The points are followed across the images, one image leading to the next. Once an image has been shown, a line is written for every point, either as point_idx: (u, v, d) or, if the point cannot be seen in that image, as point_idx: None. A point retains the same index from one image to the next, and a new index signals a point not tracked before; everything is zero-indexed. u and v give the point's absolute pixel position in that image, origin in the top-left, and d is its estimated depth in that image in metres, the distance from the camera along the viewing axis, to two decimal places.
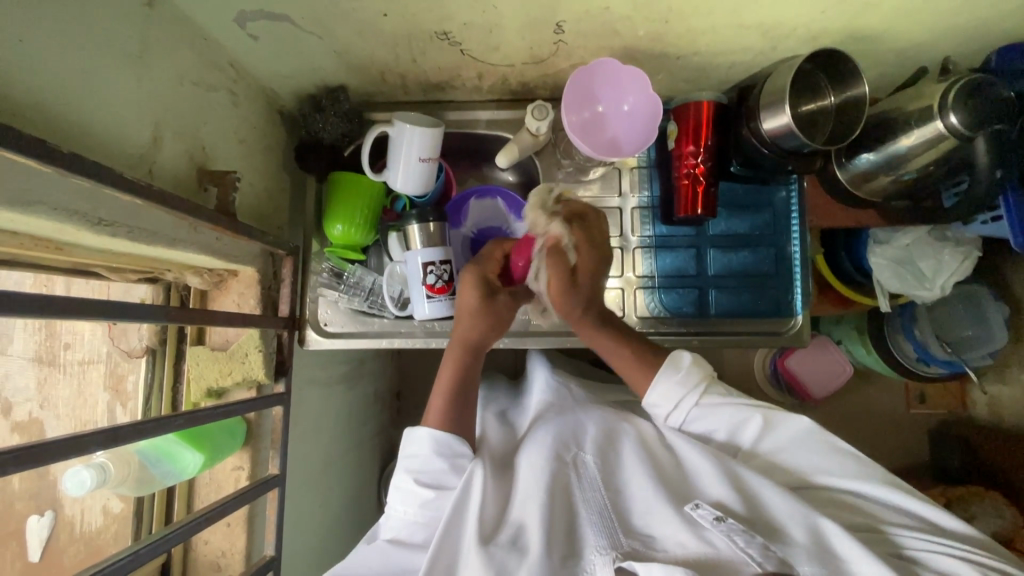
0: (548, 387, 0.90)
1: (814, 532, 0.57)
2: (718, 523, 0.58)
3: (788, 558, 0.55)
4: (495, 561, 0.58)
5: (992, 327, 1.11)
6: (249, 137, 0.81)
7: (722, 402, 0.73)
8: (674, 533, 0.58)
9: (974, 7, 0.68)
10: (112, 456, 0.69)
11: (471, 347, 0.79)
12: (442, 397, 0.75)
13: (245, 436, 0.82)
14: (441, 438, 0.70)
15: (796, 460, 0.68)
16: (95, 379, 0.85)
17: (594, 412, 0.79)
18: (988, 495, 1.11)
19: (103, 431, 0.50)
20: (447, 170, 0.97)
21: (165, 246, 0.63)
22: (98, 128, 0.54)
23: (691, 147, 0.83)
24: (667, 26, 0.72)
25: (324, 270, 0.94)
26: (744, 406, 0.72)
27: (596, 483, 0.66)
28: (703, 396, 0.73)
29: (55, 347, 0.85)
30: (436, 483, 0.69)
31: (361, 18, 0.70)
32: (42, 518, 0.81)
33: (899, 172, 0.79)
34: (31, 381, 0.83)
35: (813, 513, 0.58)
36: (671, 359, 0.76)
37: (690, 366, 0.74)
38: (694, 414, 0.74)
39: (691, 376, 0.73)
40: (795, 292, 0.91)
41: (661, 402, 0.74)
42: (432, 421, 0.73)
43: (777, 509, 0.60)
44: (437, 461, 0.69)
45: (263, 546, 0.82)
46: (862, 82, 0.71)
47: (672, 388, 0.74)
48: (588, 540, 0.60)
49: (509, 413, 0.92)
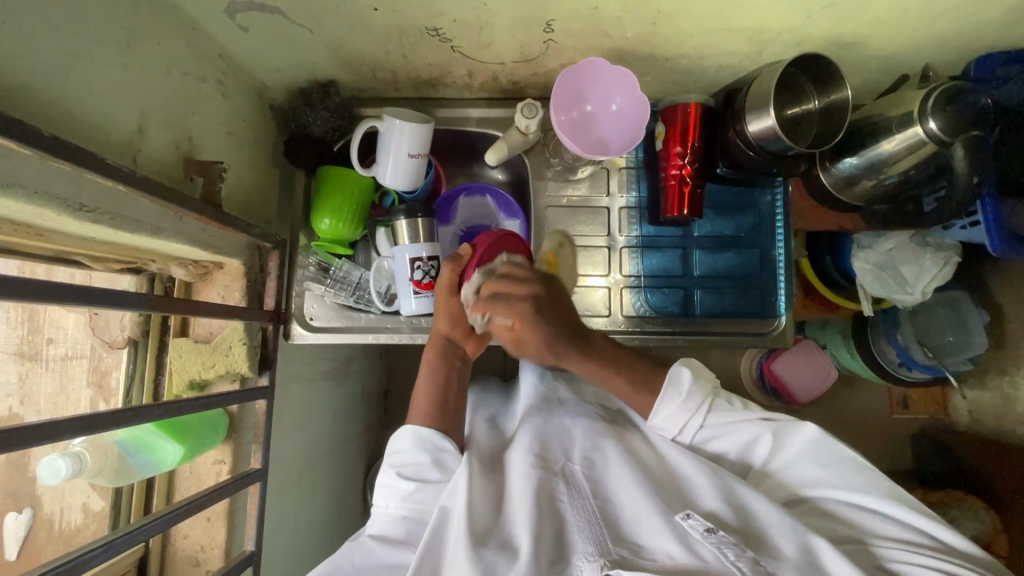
0: (534, 391, 0.91)
1: (802, 547, 0.59)
2: (709, 534, 0.59)
3: (775, 568, 0.56)
4: (484, 562, 0.57)
5: (971, 332, 1.14)
6: (238, 130, 0.81)
7: (729, 419, 0.74)
8: (663, 542, 0.58)
9: (955, 16, 0.70)
10: (89, 445, 0.68)
11: (445, 337, 0.83)
12: (426, 396, 0.78)
13: (228, 430, 0.80)
14: (424, 434, 0.73)
15: (797, 474, 0.70)
16: (79, 373, 0.84)
17: (581, 421, 0.81)
18: (969, 498, 1.13)
19: (79, 418, 0.49)
20: (437, 167, 0.98)
21: (148, 234, 0.63)
22: (84, 113, 0.53)
23: (678, 149, 0.84)
24: (655, 28, 0.73)
25: (311, 264, 0.93)
26: (750, 424, 0.73)
27: (585, 491, 0.66)
28: (706, 420, 0.75)
29: (37, 342, 0.84)
30: (418, 476, 0.70)
31: (352, 13, 0.71)
32: (19, 517, 0.81)
33: (882, 175, 0.80)
34: (11, 376, 0.83)
35: (802, 530, 0.60)
36: (671, 382, 0.76)
37: (691, 387, 0.75)
38: (700, 437, 0.75)
39: (693, 400, 0.74)
40: (778, 293, 0.92)
41: (667, 427, 0.76)
42: (416, 419, 0.76)
43: (768, 521, 0.61)
44: (420, 454, 0.72)
45: (244, 541, 0.81)
46: (844, 86, 0.72)
47: (675, 412, 0.75)
48: (576, 546, 0.60)
49: (498, 418, 0.93)
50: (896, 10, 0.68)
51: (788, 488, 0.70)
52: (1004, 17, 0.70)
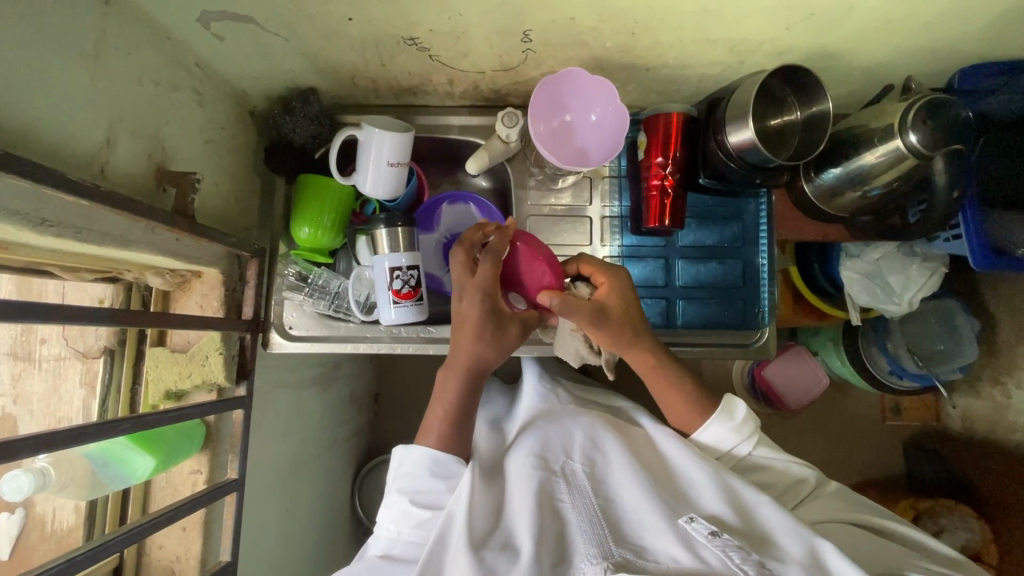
0: (537, 392, 0.92)
1: (809, 550, 0.58)
2: (713, 538, 0.59)
3: (781, 570, 0.57)
4: (485, 565, 0.57)
5: (963, 342, 1.13)
6: (216, 138, 0.81)
7: (772, 455, 0.76)
8: (666, 545, 0.58)
9: (936, 29, 0.69)
10: (55, 460, 0.68)
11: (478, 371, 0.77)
12: (440, 415, 0.75)
13: (204, 440, 0.80)
14: (440, 459, 0.72)
15: (831, 505, 0.72)
16: (70, 376, 0.84)
17: (581, 419, 0.80)
18: (959, 506, 1.12)
19: (40, 435, 0.48)
20: (419, 174, 0.97)
21: (116, 246, 0.62)
22: (46, 127, 0.53)
23: (659, 158, 0.83)
24: (634, 38, 0.72)
25: (290, 274, 0.93)
26: (796, 466, 0.75)
27: (586, 490, 0.66)
28: (753, 449, 0.75)
29: (31, 343, 0.84)
30: (433, 504, 0.69)
31: (327, 22, 0.70)
32: (12, 516, 0.81)
33: (865, 187, 0.80)
34: (5, 374, 0.83)
35: (809, 533, 0.60)
36: (726, 407, 0.76)
37: (744, 416, 0.76)
38: (742, 464, 0.76)
39: (746, 428, 0.75)
40: (763, 305, 0.92)
41: (709, 445, 0.76)
42: (429, 438, 0.75)
43: (772, 524, 0.62)
44: (435, 482, 0.71)
45: (220, 551, 0.81)
46: (825, 99, 0.71)
47: (724, 435, 0.75)
48: (577, 547, 0.59)
49: (499, 421, 0.93)
50: (875, 22, 0.67)
51: (813, 513, 0.71)
52: (988, 29, 0.69)
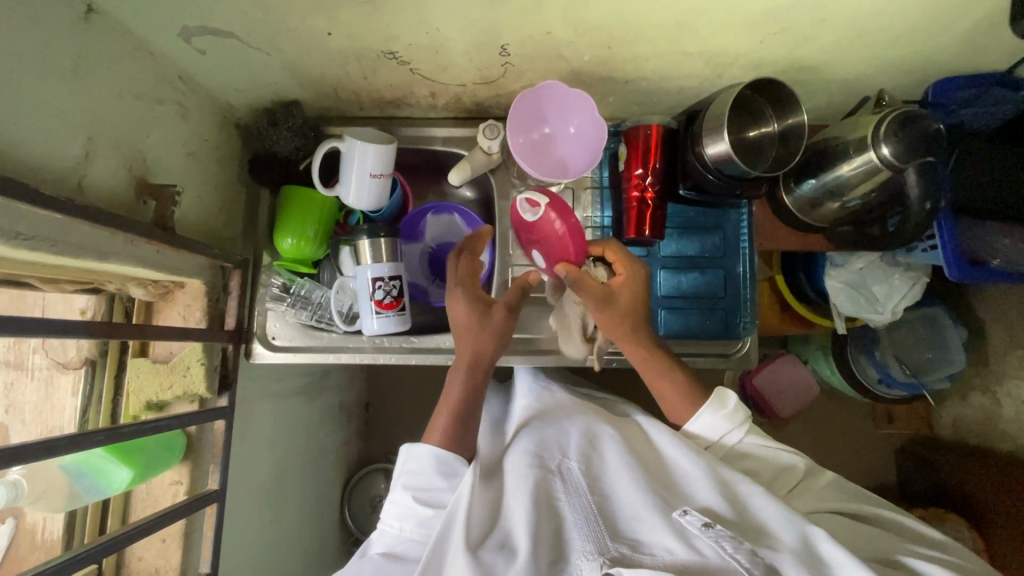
0: (532, 391, 0.92)
1: (803, 538, 0.58)
2: (706, 529, 0.58)
3: (774, 559, 0.56)
4: (483, 564, 0.57)
5: (950, 350, 1.13)
6: (199, 150, 0.81)
7: (764, 443, 0.75)
8: (662, 538, 0.58)
9: (907, 43, 0.70)
10: (29, 472, 0.68)
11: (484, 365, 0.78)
12: (445, 413, 0.75)
13: (185, 451, 0.80)
14: (444, 458, 0.71)
15: (824, 495, 0.72)
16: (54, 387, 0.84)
17: (577, 418, 0.80)
18: (948, 517, 1.13)
19: (9, 448, 0.47)
20: (404, 185, 0.98)
21: (94, 258, 0.63)
22: (21, 142, 0.53)
23: (639, 170, 0.84)
24: (610, 52, 0.73)
25: (274, 284, 0.93)
26: (784, 453, 0.75)
27: (581, 487, 0.66)
28: (744, 437, 0.76)
29: (21, 352, 0.85)
30: (436, 501, 0.70)
31: (307, 36, 0.71)
32: None
33: (844, 199, 0.81)
34: None
35: (802, 521, 0.60)
36: (716, 396, 0.77)
37: (735, 404, 0.76)
38: (736, 453, 0.76)
39: (738, 415, 0.76)
40: (744, 314, 0.92)
41: (704, 433, 0.76)
42: (434, 437, 0.74)
43: (765, 515, 0.61)
44: (439, 479, 0.71)
45: (200, 563, 0.80)
46: (799, 111, 0.72)
47: (717, 423, 0.76)
48: (575, 545, 0.59)
49: (495, 423, 0.93)
50: (847, 36, 0.68)
51: (807, 502, 0.71)
52: (960, 42, 0.70)
